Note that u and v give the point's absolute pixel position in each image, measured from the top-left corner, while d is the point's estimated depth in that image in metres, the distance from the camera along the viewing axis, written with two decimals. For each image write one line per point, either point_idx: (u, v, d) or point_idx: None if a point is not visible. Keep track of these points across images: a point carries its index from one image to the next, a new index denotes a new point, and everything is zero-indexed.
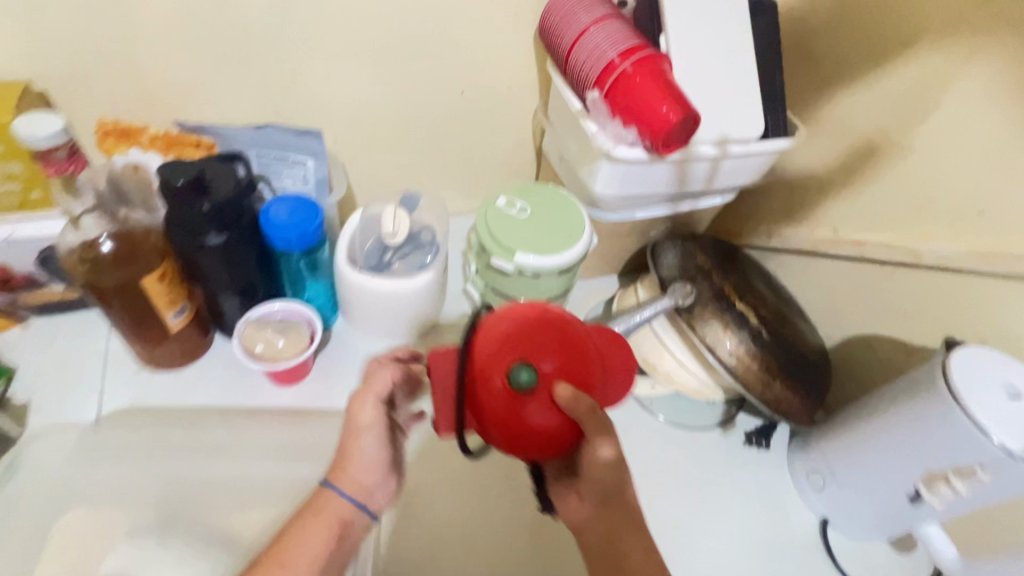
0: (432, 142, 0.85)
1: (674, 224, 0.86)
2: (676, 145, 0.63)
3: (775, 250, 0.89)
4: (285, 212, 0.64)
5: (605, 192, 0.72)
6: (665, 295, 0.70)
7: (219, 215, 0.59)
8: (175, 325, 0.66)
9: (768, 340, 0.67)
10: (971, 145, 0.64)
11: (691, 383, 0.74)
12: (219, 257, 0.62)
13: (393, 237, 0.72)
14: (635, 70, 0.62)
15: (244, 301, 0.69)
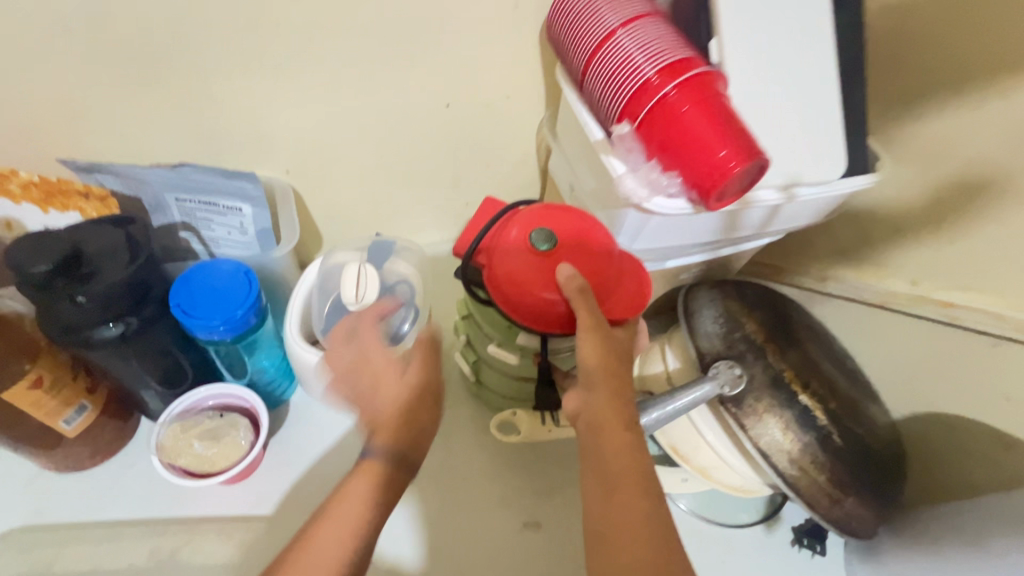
0: (411, 167, 0.68)
1: (710, 267, 0.70)
2: (731, 198, 0.46)
3: (830, 297, 0.74)
4: (207, 284, 0.48)
5: (631, 243, 0.56)
6: (706, 380, 0.54)
7: (110, 304, 0.43)
8: (74, 431, 0.51)
9: (839, 443, 0.53)
10: None
11: (734, 480, 0.60)
12: (119, 351, 0.46)
13: (355, 303, 0.53)
14: (680, 95, 0.45)
15: (165, 390, 0.54)
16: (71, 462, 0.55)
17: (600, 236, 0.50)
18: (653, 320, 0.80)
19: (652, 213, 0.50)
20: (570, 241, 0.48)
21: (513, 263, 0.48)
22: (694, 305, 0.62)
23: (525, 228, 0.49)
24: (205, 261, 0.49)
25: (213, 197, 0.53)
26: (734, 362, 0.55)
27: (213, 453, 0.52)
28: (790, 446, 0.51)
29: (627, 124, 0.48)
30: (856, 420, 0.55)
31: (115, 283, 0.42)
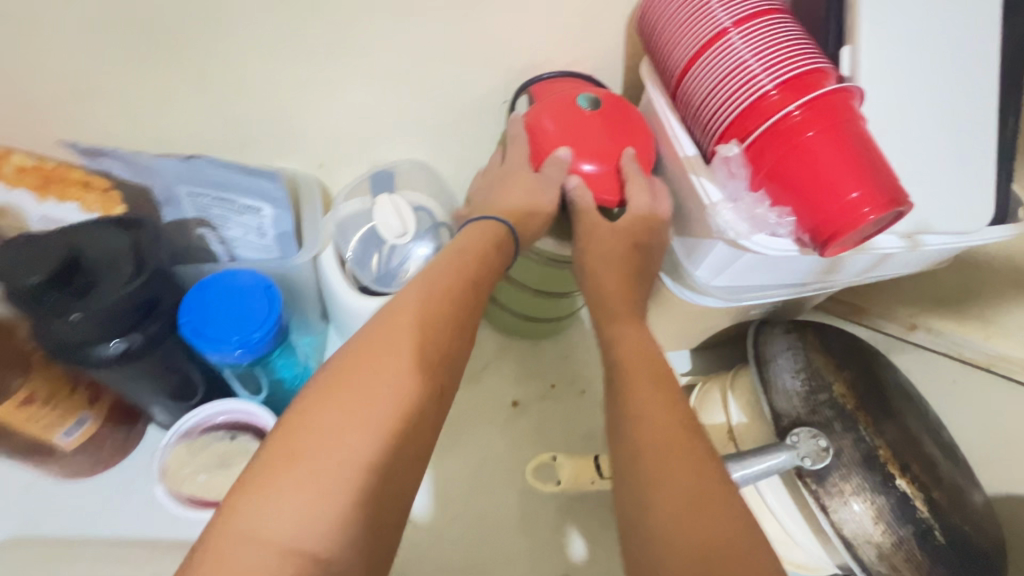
0: (457, 166, 0.60)
1: (785, 305, 0.62)
2: (852, 245, 0.38)
3: (914, 347, 0.65)
4: (222, 294, 0.42)
5: (711, 280, 0.48)
6: (782, 449, 0.47)
7: (110, 322, 0.37)
8: (71, 444, 0.46)
9: (939, 541, 0.46)
10: None
11: (798, 557, 0.53)
12: (120, 370, 0.41)
13: (402, 236, 0.53)
14: (806, 117, 0.37)
15: (177, 405, 0.49)
16: (71, 472, 0.50)
17: (624, 126, 0.48)
18: (708, 353, 0.72)
19: (746, 251, 0.42)
20: (605, 127, 0.47)
21: (538, 122, 0.48)
22: (771, 353, 0.54)
23: (565, 97, 0.48)
24: (226, 272, 0.43)
25: (229, 193, 0.46)
26: (819, 431, 0.49)
27: (222, 480, 0.48)
28: (880, 535, 0.45)
29: (735, 144, 0.39)
30: (959, 512, 0.47)
31: (118, 299, 0.36)
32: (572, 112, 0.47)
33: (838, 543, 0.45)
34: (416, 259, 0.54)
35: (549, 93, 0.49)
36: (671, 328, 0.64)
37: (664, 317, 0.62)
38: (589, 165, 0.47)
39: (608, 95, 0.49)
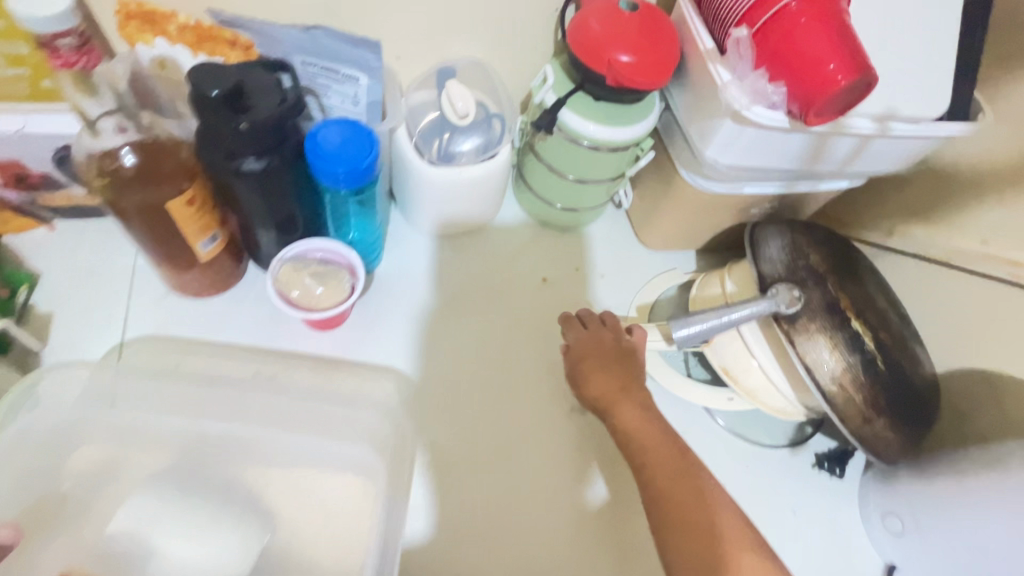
0: (508, 69, 0.72)
1: (780, 205, 0.73)
2: (830, 114, 0.49)
3: (892, 252, 0.75)
4: (328, 138, 0.53)
5: (717, 158, 0.59)
6: (765, 298, 0.58)
7: (258, 138, 0.49)
8: (207, 254, 0.58)
9: (881, 370, 0.57)
10: None
11: (774, 401, 0.65)
12: (256, 186, 0.53)
13: (462, 117, 0.65)
14: (802, 7, 0.47)
15: (283, 237, 0.61)
16: (196, 288, 0.63)
17: (656, 25, 0.58)
18: (712, 254, 0.83)
19: (748, 124, 0.53)
20: (641, 23, 0.58)
21: (586, 21, 0.59)
22: (762, 235, 0.65)
23: (607, 2, 0.59)
24: (331, 120, 0.54)
25: (335, 63, 0.57)
26: (794, 285, 0.59)
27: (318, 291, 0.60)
28: (837, 363, 0.56)
29: (745, 29, 0.50)
30: (899, 353, 0.59)
31: (262, 120, 0.47)
32: (612, 12, 0.58)
33: (807, 378, 0.56)
34: (470, 143, 0.66)
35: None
36: (681, 223, 0.75)
37: (675, 211, 0.73)
38: (625, 57, 0.57)
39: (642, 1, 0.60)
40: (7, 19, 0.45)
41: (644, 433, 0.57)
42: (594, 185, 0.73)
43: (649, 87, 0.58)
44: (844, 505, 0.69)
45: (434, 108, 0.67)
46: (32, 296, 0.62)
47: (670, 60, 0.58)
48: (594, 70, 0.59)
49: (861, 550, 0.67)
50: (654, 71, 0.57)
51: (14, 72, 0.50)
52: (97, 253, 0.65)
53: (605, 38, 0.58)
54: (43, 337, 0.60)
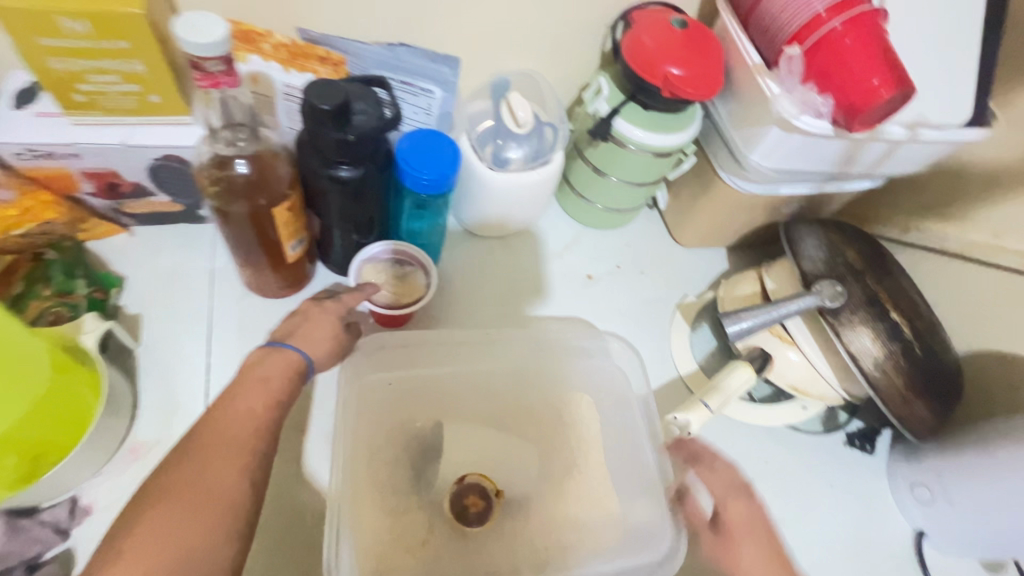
0: (557, 81, 0.77)
1: (808, 204, 0.79)
2: (872, 124, 0.55)
3: (910, 246, 0.81)
4: (414, 149, 0.58)
5: (762, 163, 0.65)
6: (811, 292, 0.64)
7: (359, 148, 0.53)
8: (293, 256, 0.62)
9: (915, 355, 0.63)
10: None
11: (819, 390, 0.70)
12: (349, 192, 0.58)
13: (522, 128, 0.69)
14: (848, 29, 0.53)
15: (360, 239, 0.66)
16: (273, 288, 0.67)
17: (707, 41, 0.63)
18: (741, 250, 0.89)
19: (795, 132, 0.58)
20: (692, 39, 0.63)
21: (641, 37, 0.64)
22: (799, 235, 0.71)
23: (661, 20, 0.64)
24: (413, 133, 0.59)
25: (413, 78, 0.62)
26: (836, 280, 0.65)
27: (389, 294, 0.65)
28: (877, 348, 0.62)
29: (796, 47, 0.55)
30: (930, 340, 0.65)
31: (365, 132, 0.52)
32: (666, 29, 0.63)
33: (852, 362, 0.62)
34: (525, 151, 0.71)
35: (647, 17, 0.65)
36: (715, 221, 0.81)
37: (711, 211, 0.79)
38: (676, 70, 0.62)
39: (692, 19, 0.65)
40: (131, 39, 0.49)
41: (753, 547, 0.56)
42: (636, 187, 0.78)
43: (698, 98, 0.64)
44: (874, 478, 0.75)
45: (491, 117, 0.72)
46: (118, 299, 0.65)
47: (717, 74, 0.64)
48: (647, 82, 0.64)
49: (891, 519, 0.73)
50: (705, 85, 0.63)
51: (125, 87, 0.53)
52: (176, 255, 0.68)
53: (661, 56, 0.63)
54: (134, 338, 0.63)
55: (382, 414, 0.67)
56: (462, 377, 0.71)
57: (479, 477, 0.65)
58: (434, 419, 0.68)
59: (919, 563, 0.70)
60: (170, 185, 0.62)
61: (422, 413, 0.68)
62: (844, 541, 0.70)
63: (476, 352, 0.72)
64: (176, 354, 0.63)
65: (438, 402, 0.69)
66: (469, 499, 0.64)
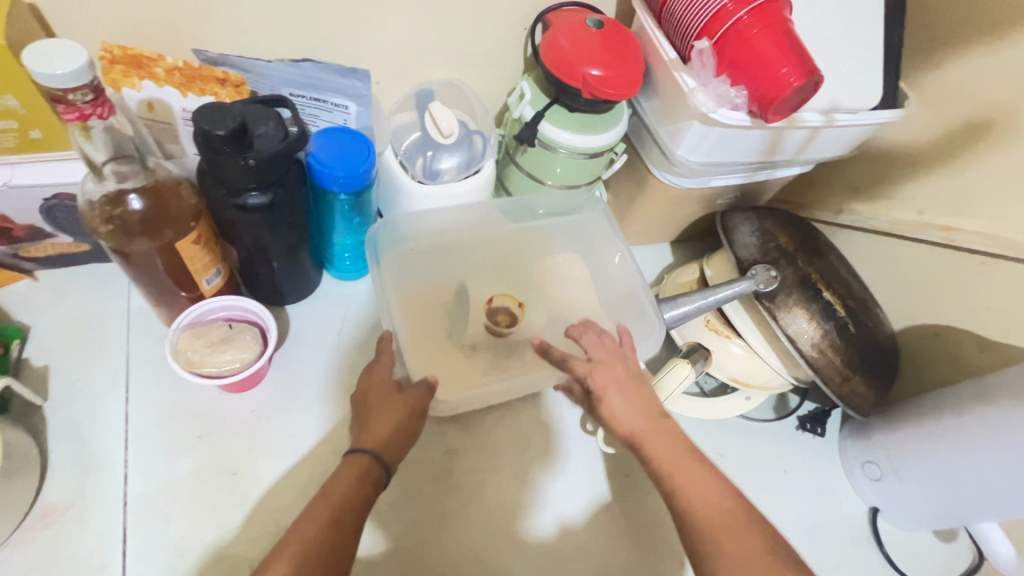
0: (483, 88, 0.75)
1: (743, 194, 0.80)
2: (786, 113, 0.55)
3: (843, 228, 0.82)
4: (331, 151, 0.57)
5: (688, 157, 0.64)
6: (745, 278, 0.64)
7: (264, 172, 0.50)
8: (210, 290, 0.58)
9: (851, 333, 0.64)
10: None
11: (760, 380, 0.70)
12: (262, 218, 0.54)
13: (447, 138, 0.67)
14: (754, 20, 0.53)
15: (283, 264, 0.63)
16: None
17: (623, 39, 0.63)
18: (685, 243, 0.89)
19: (714, 125, 0.58)
20: (608, 38, 0.63)
21: (557, 41, 0.63)
22: (734, 221, 0.71)
23: (575, 22, 0.63)
24: (325, 131, 0.58)
25: (323, 94, 0.61)
26: (770, 265, 0.65)
27: (217, 355, 0.55)
28: (815, 330, 0.62)
29: (706, 41, 0.55)
30: (865, 317, 0.66)
31: (267, 155, 0.49)
32: (580, 30, 0.63)
33: (793, 347, 0.62)
34: (453, 162, 0.69)
35: (562, 19, 0.64)
36: (655, 217, 0.81)
37: (650, 208, 0.79)
38: (595, 71, 0.62)
39: (607, 18, 0.65)
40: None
41: (704, 504, 0.49)
42: (572, 189, 0.76)
43: (620, 98, 0.63)
44: (828, 460, 0.76)
45: (416, 128, 0.69)
46: (23, 351, 0.60)
47: (637, 73, 0.63)
48: (567, 84, 0.63)
49: (847, 499, 0.74)
50: (623, 84, 0.62)
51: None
52: (89, 298, 0.64)
53: (579, 59, 0.62)
54: (42, 392, 0.59)
55: (409, 279, 0.69)
56: (471, 243, 0.74)
57: (503, 297, 0.70)
58: (456, 282, 0.71)
59: (876, 541, 0.71)
60: (69, 225, 0.58)
61: (448, 281, 0.71)
62: (802, 527, 0.71)
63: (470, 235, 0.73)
64: (90, 405, 0.59)
65: (453, 267, 0.72)
66: (499, 318, 0.68)
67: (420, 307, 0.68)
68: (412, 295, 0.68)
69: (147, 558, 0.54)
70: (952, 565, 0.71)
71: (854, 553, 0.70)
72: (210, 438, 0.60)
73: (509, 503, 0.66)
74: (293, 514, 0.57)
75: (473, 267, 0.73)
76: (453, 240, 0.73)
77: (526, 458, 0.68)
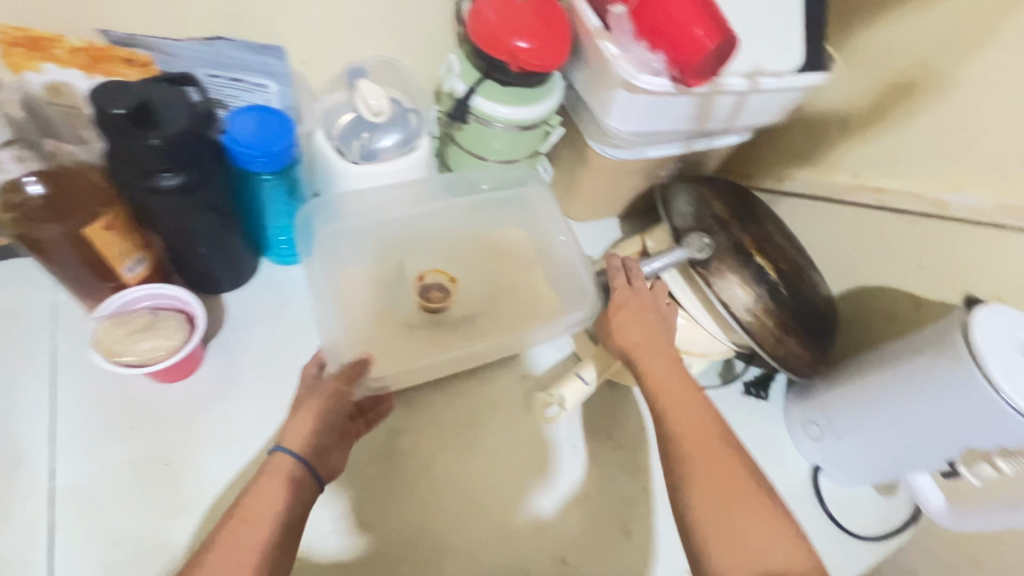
0: (417, 65, 0.74)
1: (684, 164, 0.80)
2: (706, 76, 0.55)
3: (786, 196, 0.83)
4: (246, 131, 0.56)
5: (619, 127, 0.64)
6: (680, 247, 0.65)
7: (173, 153, 0.49)
8: (132, 279, 0.57)
9: (785, 296, 0.65)
10: (1009, 87, 0.58)
11: (701, 346, 0.71)
12: (178, 201, 0.53)
13: (378, 116, 0.66)
14: None
15: (211, 250, 0.61)
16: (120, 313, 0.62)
17: (549, 8, 0.62)
18: (633, 217, 0.89)
19: (639, 92, 0.58)
20: (533, 7, 0.62)
21: (482, 12, 0.62)
22: (672, 193, 0.71)
23: None
24: (240, 111, 0.57)
25: (240, 73, 0.59)
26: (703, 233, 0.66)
27: (141, 342, 0.54)
28: (747, 295, 0.63)
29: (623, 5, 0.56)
30: (799, 281, 0.67)
31: (173, 136, 0.48)
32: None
33: (726, 313, 0.62)
34: (388, 142, 0.68)
35: None
36: (599, 191, 0.81)
37: (592, 182, 0.79)
38: (520, 42, 0.61)
39: None
40: None
41: (690, 431, 0.55)
42: (510, 168, 0.76)
43: (547, 68, 0.63)
44: (772, 423, 0.77)
45: (348, 108, 0.67)
46: None
47: (564, 43, 0.62)
48: (494, 57, 0.63)
49: (791, 460, 0.75)
50: (549, 54, 0.61)
51: None
52: (12, 292, 0.62)
53: (504, 29, 0.61)
54: None
55: (341, 257, 0.69)
56: (412, 223, 0.74)
57: (435, 273, 0.70)
58: (394, 262, 0.71)
59: (818, 499, 0.73)
60: None
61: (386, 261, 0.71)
62: None
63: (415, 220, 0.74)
64: (16, 401, 0.58)
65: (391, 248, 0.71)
66: (432, 294, 0.67)
67: (357, 292, 0.67)
68: (349, 277, 0.68)
69: (75, 552, 0.53)
70: (889, 517, 0.73)
71: (797, 512, 0.72)
72: (143, 430, 0.59)
73: (480, 489, 0.66)
74: (230, 502, 0.57)
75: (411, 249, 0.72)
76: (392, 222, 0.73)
77: (490, 441, 0.69)
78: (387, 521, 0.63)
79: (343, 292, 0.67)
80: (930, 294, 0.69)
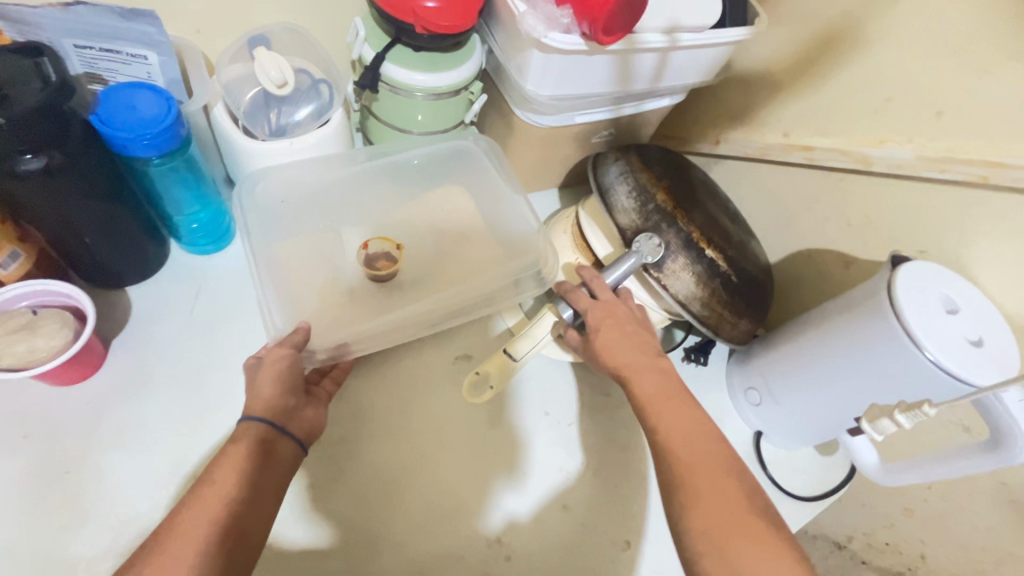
0: (325, 33, 0.69)
1: (618, 130, 0.77)
2: (619, 33, 0.52)
3: (723, 158, 0.82)
4: (121, 108, 0.51)
5: (540, 91, 0.61)
6: (632, 253, 0.61)
7: (27, 130, 0.44)
8: (12, 276, 0.53)
9: (735, 281, 0.65)
10: (925, 35, 0.56)
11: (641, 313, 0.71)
12: (46, 187, 0.48)
13: (282, 86, 0.60)
14: None
15: (100, 241, 0.56)
16: None
17: None
18: (572, 187, 0.87)
19: (551, 52, 0.55)
20: None
21: None
22: (608, 180, 0.68)
23: None
24: (115, 86, 0.52)
25: (115, 44, 0.54)
26: (653, 231, 0.63)
27: (21, 345, 0.50)
28: (700, 288, 0.63)
29: None
30: (744, 259, 0.67)
31: (23, 109, 0.43)
32: None
33: (680, 310, 0.62)
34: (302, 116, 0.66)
35: None
36: (530, 161, 0.78)
37: (524, 152, 0.76)
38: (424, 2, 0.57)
39: None
40: None
41: (689, 454, 0.51)
42: (439, 139, 0.72)
43: (454, 30, 0.58)
44: (713, 388, 0.77)
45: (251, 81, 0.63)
46: None
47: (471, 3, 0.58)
48: (399, 20, 0.58)
49: (732, 423, 0.76)
50: (455, 15, 0.58)
51: None
52: None
53: None
54: None
55: (282, 232, 0.65)
56: (351, 198, 0.70)
57: (380, 242, 0.67)
58: (337, 231, 0.68)
59: (759, 461, 0.74)
60: None
61: (325, 229, 0.67)
62: None
63: (359, 196, 0.71)
64: None
65: (332, 221, 0.68)
66: (379, 264, 0.66)
67: (301, 277, 0.62)
68: (290, 254, 0.63)
69: None
70: (826, 473, 0.75)
71: None
72: (39, 439, 0.56)
73: (446, 488, 0.64)
74: (139, 503, 0.55)
75: (363, 223, 0.69)
76: (337, 202, 0.69)
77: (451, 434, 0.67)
78: (349, 515, 0.61)
79: (284, 275, 0.62)
80: (862, 251, 0.69)
